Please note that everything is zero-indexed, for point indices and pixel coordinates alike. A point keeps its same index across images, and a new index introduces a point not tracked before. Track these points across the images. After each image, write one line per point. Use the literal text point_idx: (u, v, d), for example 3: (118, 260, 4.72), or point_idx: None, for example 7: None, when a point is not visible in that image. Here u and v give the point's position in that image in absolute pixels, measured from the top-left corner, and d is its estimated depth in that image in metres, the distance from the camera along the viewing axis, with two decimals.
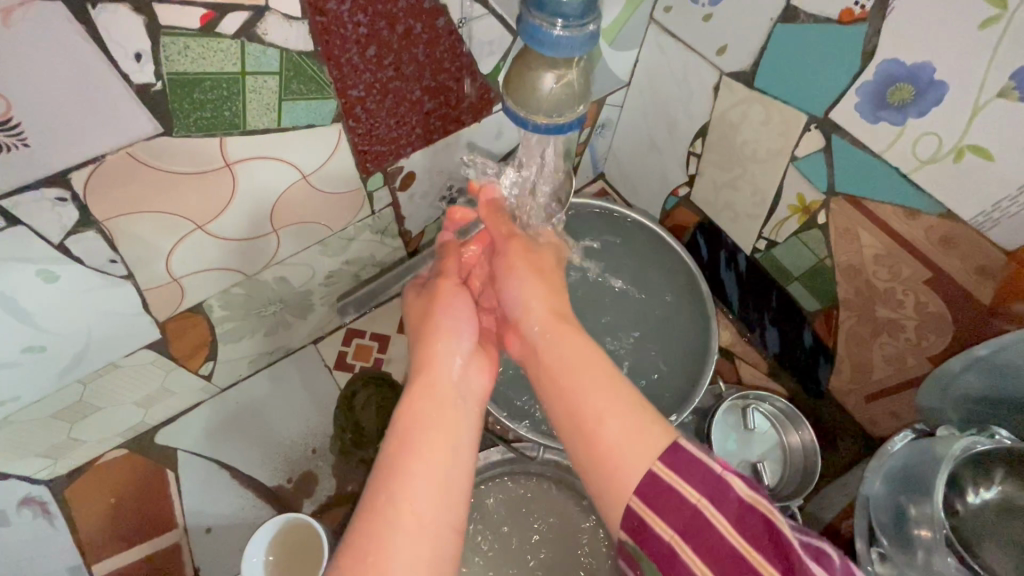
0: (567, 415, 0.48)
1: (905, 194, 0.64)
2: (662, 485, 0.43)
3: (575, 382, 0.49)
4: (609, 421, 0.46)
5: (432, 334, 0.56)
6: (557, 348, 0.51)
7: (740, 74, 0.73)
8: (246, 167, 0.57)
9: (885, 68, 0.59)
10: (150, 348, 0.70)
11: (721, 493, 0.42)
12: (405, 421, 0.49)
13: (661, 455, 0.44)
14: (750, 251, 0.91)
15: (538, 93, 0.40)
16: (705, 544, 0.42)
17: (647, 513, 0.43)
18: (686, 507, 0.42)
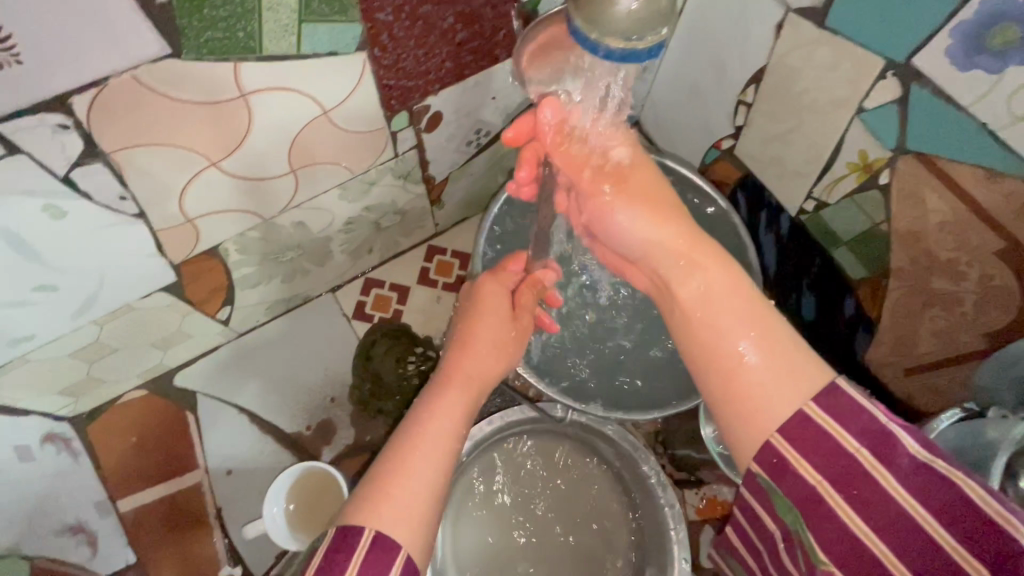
0: (710, 341, 0.45)
1: (989, 154, 0.58)
2: (810, 426, 0.39)
3: (724, 311, 0.46)
4: (762, 352, 0.43)
5: (471, 326, 0.58)
6: (707, 277, 0.48)
7: (810, 11, 0.65)
8: (263, 99, 0.52)
9: (989, 5, 0.51)
10: (165, 290, 0.67)
11: (889, 446, 0.36)
12: (434, 397, 0.51)
13: (817, 395, 0.39)
14: (795, 212, 0.85)
15: (616, 10, 0.34)
16: (862, 495, 0.37)
17: (792, 455, 0.39)
18: (841, 453, 0.37)
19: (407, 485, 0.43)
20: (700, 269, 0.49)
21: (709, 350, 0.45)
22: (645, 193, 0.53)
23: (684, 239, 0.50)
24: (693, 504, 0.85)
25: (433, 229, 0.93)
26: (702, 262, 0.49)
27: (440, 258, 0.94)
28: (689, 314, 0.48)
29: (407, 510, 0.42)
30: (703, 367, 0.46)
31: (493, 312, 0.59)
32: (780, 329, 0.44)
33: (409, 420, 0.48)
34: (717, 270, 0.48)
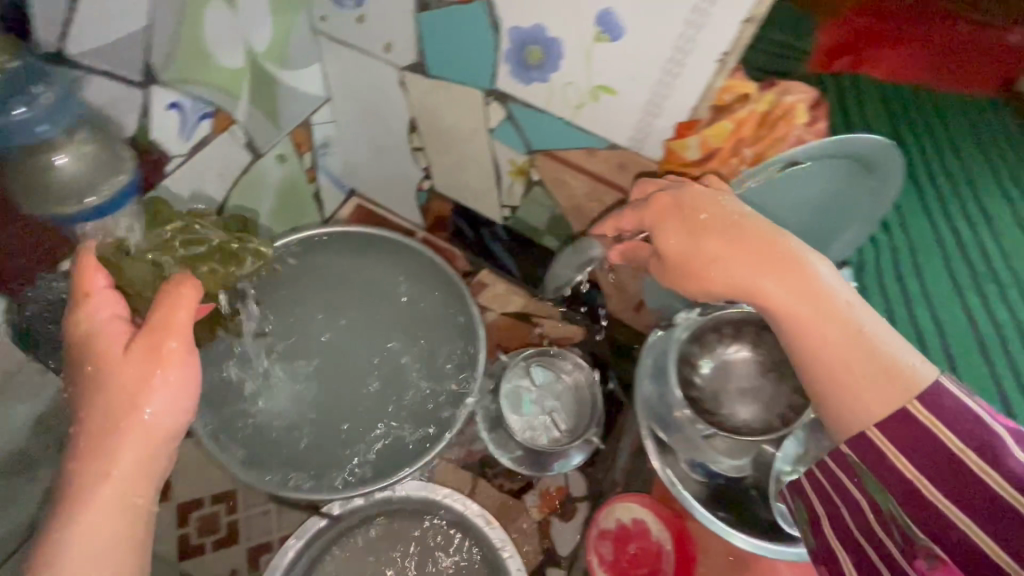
0: (803, 346, 0.45)
1: (579, 137, 0.71)
2: (912, 422, 0.40)
3: (790, 286, 0.46)
4: (826, 348, 0.44)
5: (117, 396, 0.45)
6: (763, 290, 0.46)
7: (413, 66, 0.75)
8: None
9: (514, 34, 0.63)
10: None
11: (992, 445, 0.37)
12: (83, 505, 0.42)
13: (927, 399, 0.40)
14: (502, 220, 0.95)
15: (48, 184, 0.49)
16: (959, 483, 0.38)
17: (888, 449, 0.41)
18: (941, 448, 0.39)
19: None
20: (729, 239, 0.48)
21: (808, 355, 0.45)
22: (741, 232, 0.48)
23: (760, 247, 0.47)
24: (534, 505, 0.89)
25: None
26: (766, 283, 0.46)
27: None
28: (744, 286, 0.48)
29: None
30: (802, 372, 0.47)
31: (131, 365, 0.45)
32: (804, 286, 0.45)
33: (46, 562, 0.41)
34: (779, 277, 0.46)
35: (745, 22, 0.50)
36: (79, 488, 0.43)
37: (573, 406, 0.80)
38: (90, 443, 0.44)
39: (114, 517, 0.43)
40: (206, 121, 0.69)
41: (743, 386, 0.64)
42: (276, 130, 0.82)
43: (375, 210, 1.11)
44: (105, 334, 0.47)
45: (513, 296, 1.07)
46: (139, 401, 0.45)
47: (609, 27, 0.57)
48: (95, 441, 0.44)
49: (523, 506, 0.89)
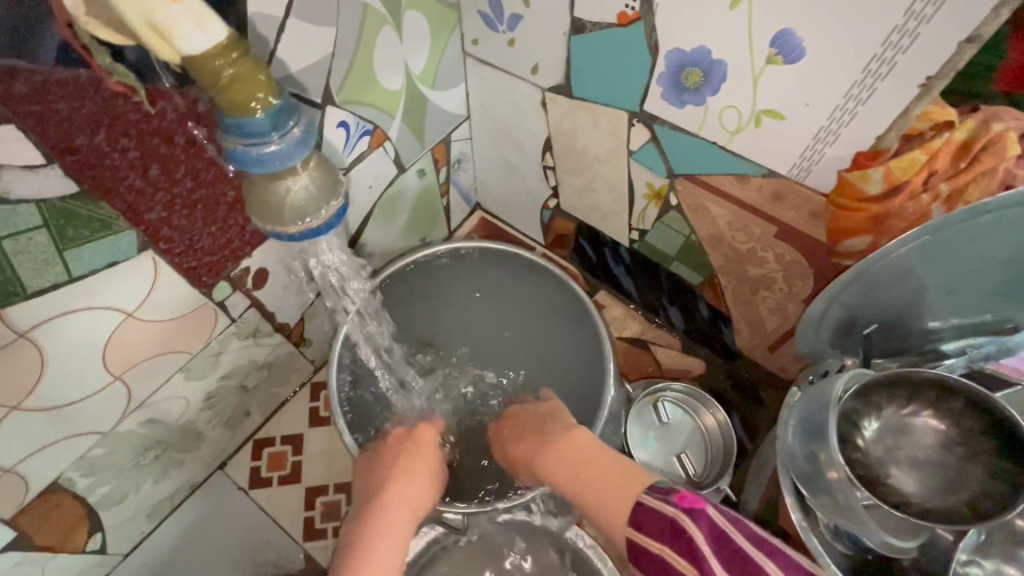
0: (584, 475, 0.62)
1: (731, 163, 0.66)
2: (708, 535, 0.49)
3: (554, 430, 0.68)
4: (614, 467, 0.61)
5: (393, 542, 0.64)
6: (538, 434, 0.69)
7: (558, 87, 0.75)
8: (48, 329, 0.50)
9: (672, 57, 0.61)
10: (9, 549, 0.61)
11: (740, 557, 0.47)
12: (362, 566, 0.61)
13: (703, 523, 0.49)
14: (628, 243, 0.92)
15: (279, 203, 0.37)
16: (746, 568, 0.47)
17: (704, 545, 0.48)
18: (737, 553, 0.48)
19: None
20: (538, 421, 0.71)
21: (579, 475, 0.63)
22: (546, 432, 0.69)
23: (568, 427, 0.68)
24: None
25: (311, 367, 0.91)
26: (569, 438, 0.65)
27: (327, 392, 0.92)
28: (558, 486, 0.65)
29: None
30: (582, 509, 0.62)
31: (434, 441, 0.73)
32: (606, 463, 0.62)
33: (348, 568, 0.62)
34: (565, 437, 0.66)
35: (966, 42, 0.44)
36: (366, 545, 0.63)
37: None
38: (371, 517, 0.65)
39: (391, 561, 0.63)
40: (366, 138, 0.75)
41: (914, 455, 0.56)
42: (420, 144, 0.86)
43: (496, 224, 1.12)
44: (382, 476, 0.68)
45: (630, 321, 1.03)
46: (410, 498, 0.67)
47: (788, 48, 0.52)
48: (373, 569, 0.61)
49: None
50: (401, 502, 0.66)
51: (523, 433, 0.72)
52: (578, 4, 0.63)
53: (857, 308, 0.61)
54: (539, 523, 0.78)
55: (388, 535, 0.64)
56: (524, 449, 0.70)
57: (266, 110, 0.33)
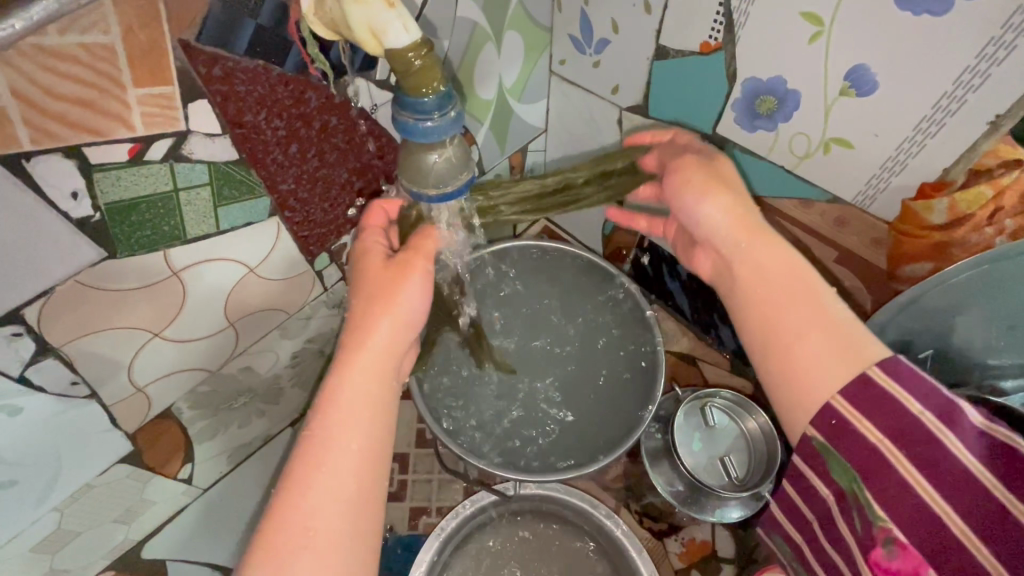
0: (785, 346, 0.52)
1: (797, 187, 0.70)
2: (878, 392, 0.48)
3: (765, 250, 0.56)
4: (808, 342, 0.51)
5: (379, 308, 0.55)
6: (756, 263, 0.57)
7: (635, 107, 0.81)
8: (193, 272, 0.60)
9: (748, 85, 0.66)
10: (123, 462, 0.71)
11: (951, 413, 0.46)
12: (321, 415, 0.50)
13: (882, 365, 0.48)
14: (687, 260, 0.96)
15: (423, 169, 0.38)
16: (927, 453, 0.46)
17: (851, 414, 0.49)
18: (910, 419, 0.47)
19: (315, 491, 0.47)
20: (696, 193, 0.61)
21: (781, 348, 0.53)
22: (773, 244, 0.57)
23: (791, 268, 0.55)
24: (675, 552, 0.85)
25: None
26: (757, 254, 0.57)
27: None
28: (732, 276, 0.60)
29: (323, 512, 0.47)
30: (761, 369, 0.55)
31: (415, 303, 0.57)
32: (823, 305, 0.52)
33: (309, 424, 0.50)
34: (764, 246, 0.57)
35: None
36: (344, 358, 0.53)
37: (744, 464, 0.79)
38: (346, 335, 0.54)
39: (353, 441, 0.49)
40: None
41: None
42: (502, 150, 0.93)
43: (560, 234, 1.17)
44: (373, 255, 0.59)
45: (680, 337, 1.06)
46: (377, 318, 0.55)
47: (862, 82, 0.57)
48: (348, 338, 0.54)
49: (663, 549, 0.85)
50: (376, 317, 0.55)
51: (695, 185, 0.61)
52: (664, 32, 0.70)
53: (913, 333, 0.63)
54: (577, 507, 0.82)
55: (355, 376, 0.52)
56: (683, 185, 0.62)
57: (435, 96, 0.35)
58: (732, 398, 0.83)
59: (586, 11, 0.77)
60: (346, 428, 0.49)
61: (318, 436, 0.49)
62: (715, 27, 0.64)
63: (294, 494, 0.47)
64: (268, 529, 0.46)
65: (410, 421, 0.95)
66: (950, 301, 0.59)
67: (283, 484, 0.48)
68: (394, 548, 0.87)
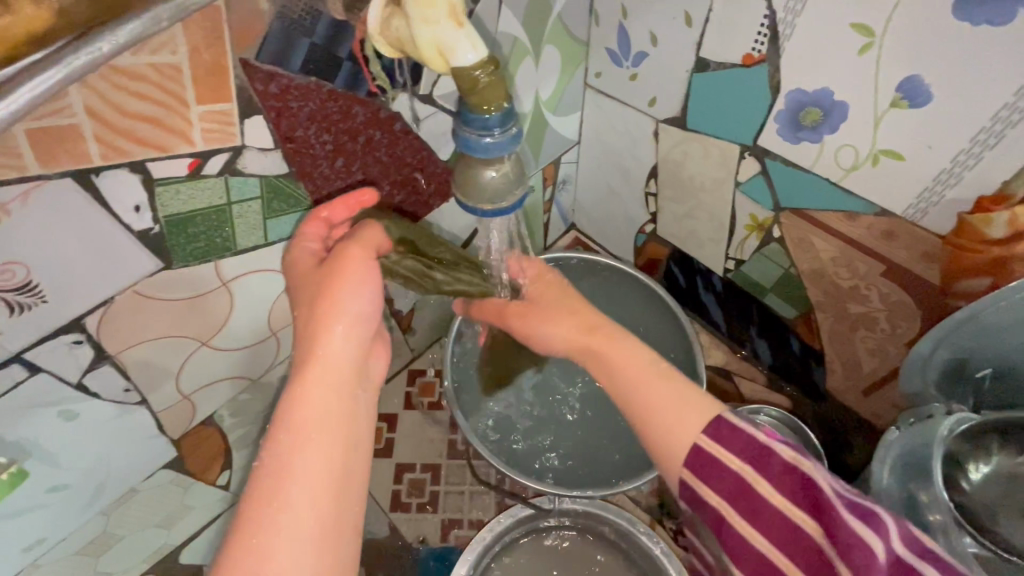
0: (640, 416, 0.50)
1: (843, 200, 0.68)
2: (705, 456, 0.46)
3: (619, 356, 0.55)
4: (658, 403, 0.49)
5: (330, 312, 0.49)
6: (600, 351, 0.56)
7: (672, 119, 0.81)
8: (241, 282, 0.61)
9: (793, 97, 0.65)
10: (167, 467, 0.72)
11: (763, 457, 0.44)
12: (287, 421, 0.46)
13: (708, 430, 0.46)
14: (722, 272, 0.94)
15: (480, 183, 0.38)
16: (750, 507, 0.43)
17: (695, 481, 0.46)
18: (731, 476, 0.44)
19: (280, 508, 0.42)
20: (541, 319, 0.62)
21: (640, 423, 0.50)
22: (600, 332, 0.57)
23: (638, 356, 0.54)
24: None
25: (410, 355, 1.00)
26: (598, 345, 0.56)
27: (422, 379, 1.00)
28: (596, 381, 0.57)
29: (286, 535, 0.42)
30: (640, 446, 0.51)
31: (367, 304, 0.51)
32: (668, 377, 0.51)
33: (276, 435, 0.45)
34: (617, 341, 0.56)
35: None
36: (300, 367, 0.48)
37: None
38: (300, 347, 0.49)
39: (317, 460, 0.45)
40: None
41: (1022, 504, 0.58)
42: (535, 162, 0.94)
43: (590, 245, 1.17)
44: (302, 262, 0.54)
45: (714, 351, 1.04)
46: (329, 325, 0.49)
47: (915, 94, 0.56)
48: (302, 346, 0.49)
49: None
50: (327, 328, 0.49)
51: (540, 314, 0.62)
52: (706, 45, 0.69)
53: (969, 351, 0.61)
54: (615, 524, 0.81)
55: (305, 391, 0.47)
56: (537, 305, 0.63)
57: (497, 112, 0.35)
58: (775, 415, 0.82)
59: (624, 25, 0.77)
60: (305, 455, 0.45)
61: (289, 446, 0.45)
62: (759, 38, 0.64)
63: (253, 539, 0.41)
64: (222, 570, 0.41)
65: (441, 432, 0.96)
66: (1011, 319, 0.56)
67: (246, 501, 0.43)
68: (426, 560, 0.87)
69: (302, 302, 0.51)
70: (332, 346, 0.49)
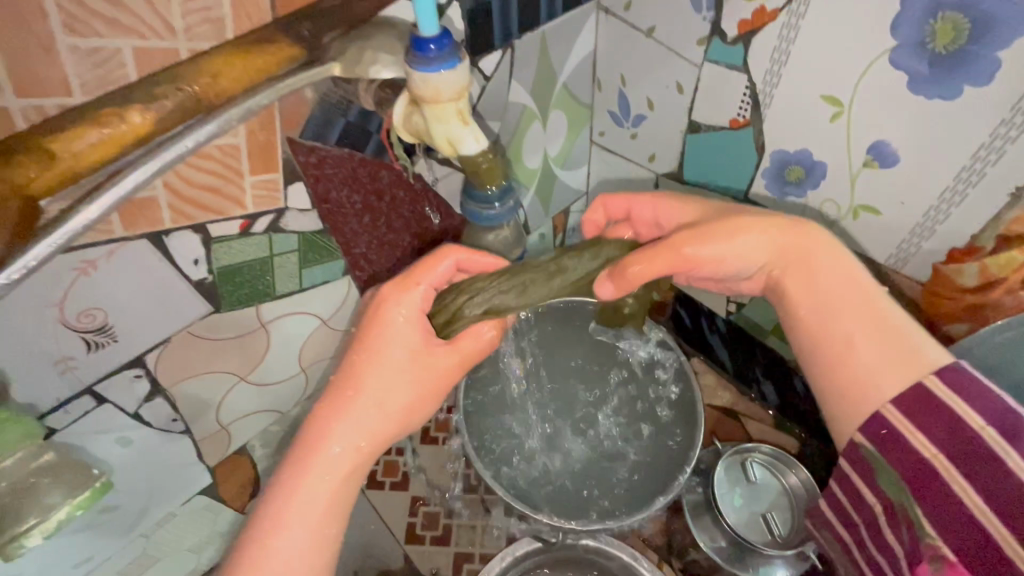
0: (846, 358, 0.51)
1: None
2: (933, 398, 0.46)
3: (832, 266, 0.54)
4: (860, 352, 0.50)
5: (362, 391, 0.53)
6: (816, 257, 0.54)
7: (671, 173, 0.87)
8: (277, 323, 0.69)
9: (776, 156, 0.71)
10: (202, 493, 0.78)
11: (971, 450, 0.43)
12: (295, 471, 0.51)
13: (941, 375, 0.47)
14: (725, 314, 0.99)
15: (484, 243, 0.46)
16: (938, 491, 0.44)
17: (904, 431, 0.46)
18: (919, 458, 0.45)
19: (283, 536, 0.50)
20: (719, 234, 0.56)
21: (841, 365, 0.51)
22: (786, 242, 0.55)
23: (859, 288, 0.53)
24: None
25: None
26: (815, 253, 0.55)
27: (438, 415, 1.05)
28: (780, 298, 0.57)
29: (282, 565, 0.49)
30: (816, 378, 0.53)
31: (413, 393, 0.55)
32: (879, 309, 0.51)
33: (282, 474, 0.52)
34: (827, 256, 0.54)
35: None
36: (316, 437, 0.52)
37: (787, 519, 0.80)
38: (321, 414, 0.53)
39: (318, 507, 0.51)
40: None
41: None
42: (546, 212, 1.01)
43: None
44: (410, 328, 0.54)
45: (722, 391, 1.07)
46: (366, 391, 0.53)
47: (883, 156, 0.62)
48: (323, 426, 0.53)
49: None
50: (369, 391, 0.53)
51: (701, 230, 0.56)
52: (696, 110, 0.76)
53: None
54: (617, 559, 0.83)
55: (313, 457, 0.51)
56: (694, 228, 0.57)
57: (497, 190, 0.44)
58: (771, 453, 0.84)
59: (624, 91, 0.85)
60: (308, 493, 0.51)
61: (303, 476, 0.51)
62: (743, 105, 0.71)
63: (290, 478, 0.51)
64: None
65: (455, 467, 1.00)
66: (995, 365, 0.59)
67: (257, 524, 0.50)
68: None
69: (355, 368, 0.53)
70: (339, 426, 0.52)
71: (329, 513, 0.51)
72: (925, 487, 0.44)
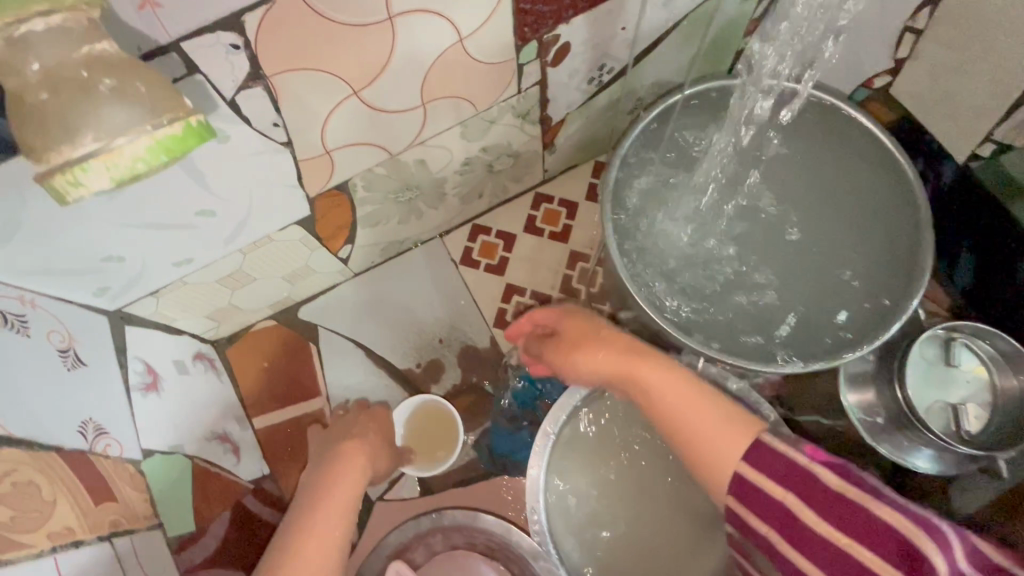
0: (706, 460, 0.49)
1: None
2: (750, 483, 0.45)
3: (660, 379, 0.57)
4: (723, 444, 0.48)
5: (336, 488, 0.61)
6: (650, 382, 0.57)
7: None
8: (406, 21, 0.50)
9: None
10: (299, 224, 0.71)
11: (834, 495, 0.41)
12: (292, 527, 0.56)
13: (753, 454, 0.46)
14: (964, 159, 0.76)
15: None
16: (817, 548, 0.41)
17: (748, 513, 0.45)
18: (815, 535, 0.41)
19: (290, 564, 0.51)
20: (577, 351, 0.65)
21: (687, 448, 0.51)
22: (630, 349, 0.61)
23: (693, 391, 0.54)
24: None
25: (541, 176, 0.92)
26: (648, 375, 0.57)
27: (547, 207, 0.93)
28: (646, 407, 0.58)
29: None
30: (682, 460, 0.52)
31: (360, 466, 0.66)
32: (726, 419, 0.50)
33: (279, 540, 0.54)
34: (657, 372, 0.57)
35: None
36: (288, 535, 0.55)
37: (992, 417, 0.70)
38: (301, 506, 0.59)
39: (321, 556, 0.53)
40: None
41: None
42: None
43: None
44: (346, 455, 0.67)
45: None
46: (337, 486, 0.62)
47: None
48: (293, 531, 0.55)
49: None
50: (340, 491, 0.61)
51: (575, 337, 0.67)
52: None
53: None
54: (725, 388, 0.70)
55: (326, 509, 0.58)
56: (615, 371, 0.62)
57: None
58: (980, 332, 0.72)
59: None
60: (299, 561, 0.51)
61: (289, 551, 0.52)
62: None
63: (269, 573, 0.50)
64: None
65: (558, 264, 0.91)
66: None
67: None
68: (520, 382, 0.85)
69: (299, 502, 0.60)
70: (318, 525, 0.55)
71: (338, 544, 0.55)
72: (855, 534, 0.40)
